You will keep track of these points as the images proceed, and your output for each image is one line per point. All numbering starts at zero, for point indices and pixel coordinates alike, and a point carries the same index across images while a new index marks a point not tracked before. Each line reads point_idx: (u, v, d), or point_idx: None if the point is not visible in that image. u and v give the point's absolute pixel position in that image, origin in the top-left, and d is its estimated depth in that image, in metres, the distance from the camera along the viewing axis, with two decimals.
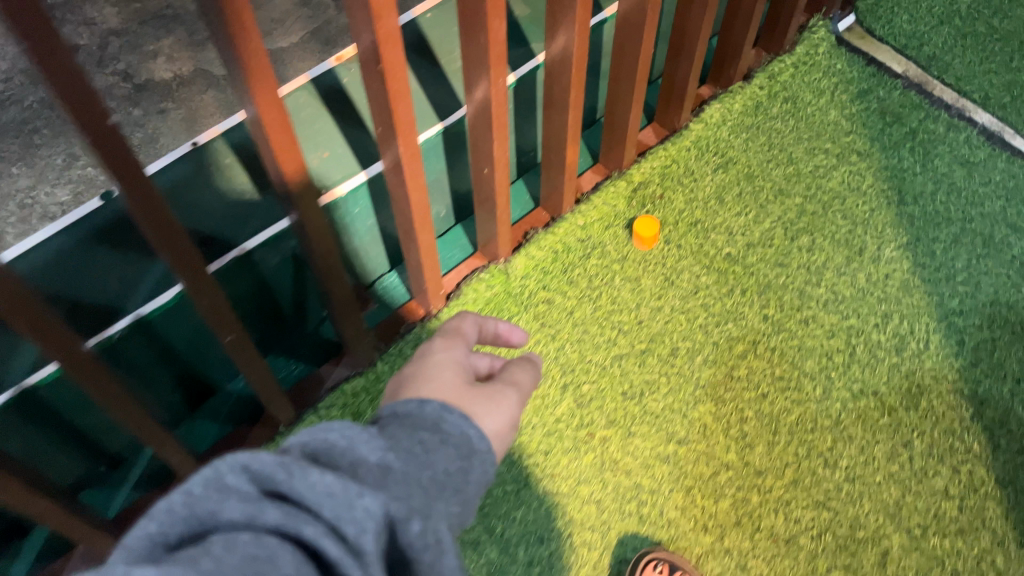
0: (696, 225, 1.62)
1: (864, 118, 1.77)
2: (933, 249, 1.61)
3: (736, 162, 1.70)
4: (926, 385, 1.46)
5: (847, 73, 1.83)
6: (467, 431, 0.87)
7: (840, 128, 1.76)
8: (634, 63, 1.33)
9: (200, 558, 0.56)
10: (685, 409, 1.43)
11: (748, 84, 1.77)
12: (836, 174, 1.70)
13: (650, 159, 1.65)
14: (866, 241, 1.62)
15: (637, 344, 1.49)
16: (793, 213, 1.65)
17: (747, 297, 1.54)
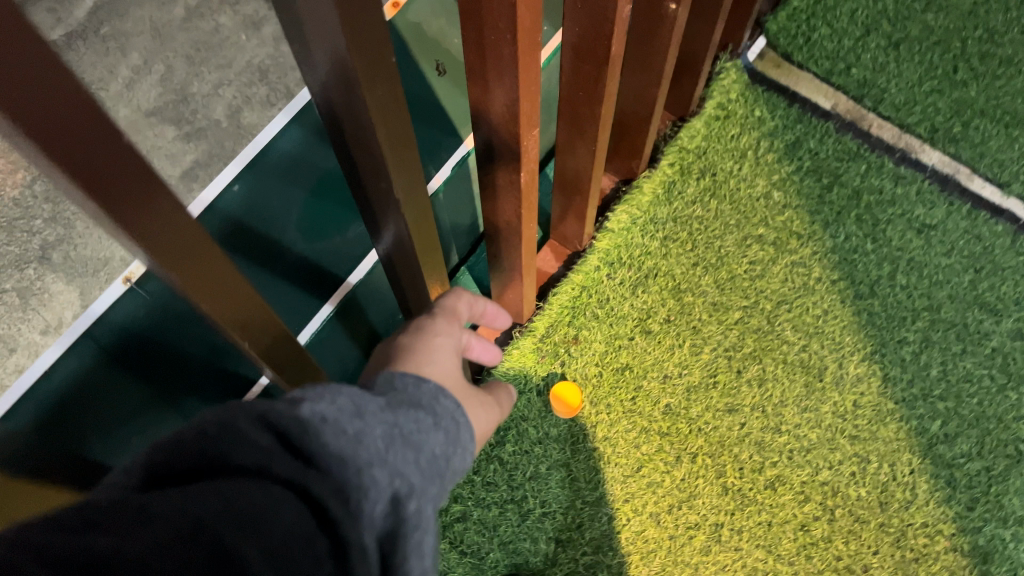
0: (623, 371, 1.78)
1: (801, 183, 1.94)
2: (899, 351, 1.78)
3: (660, 271, 1.85)
4: (921, 549, 1.63)
5: (765, 119, 1.99)
6: (463, 419, 0.95)
7: (773, 203, 1.93)
8: (519, 237, 1.46)
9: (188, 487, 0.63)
10: (648, 559, 1.64)
11: (660, 164, 1.89)
12: (776, 268, 1.86)
13: (552, 304, 1.79)
14: (793, 348, 1.79)
15: (585, 551, 1.65)
16: (733, 342, 1.80)
17: (695, 464, 1.70)
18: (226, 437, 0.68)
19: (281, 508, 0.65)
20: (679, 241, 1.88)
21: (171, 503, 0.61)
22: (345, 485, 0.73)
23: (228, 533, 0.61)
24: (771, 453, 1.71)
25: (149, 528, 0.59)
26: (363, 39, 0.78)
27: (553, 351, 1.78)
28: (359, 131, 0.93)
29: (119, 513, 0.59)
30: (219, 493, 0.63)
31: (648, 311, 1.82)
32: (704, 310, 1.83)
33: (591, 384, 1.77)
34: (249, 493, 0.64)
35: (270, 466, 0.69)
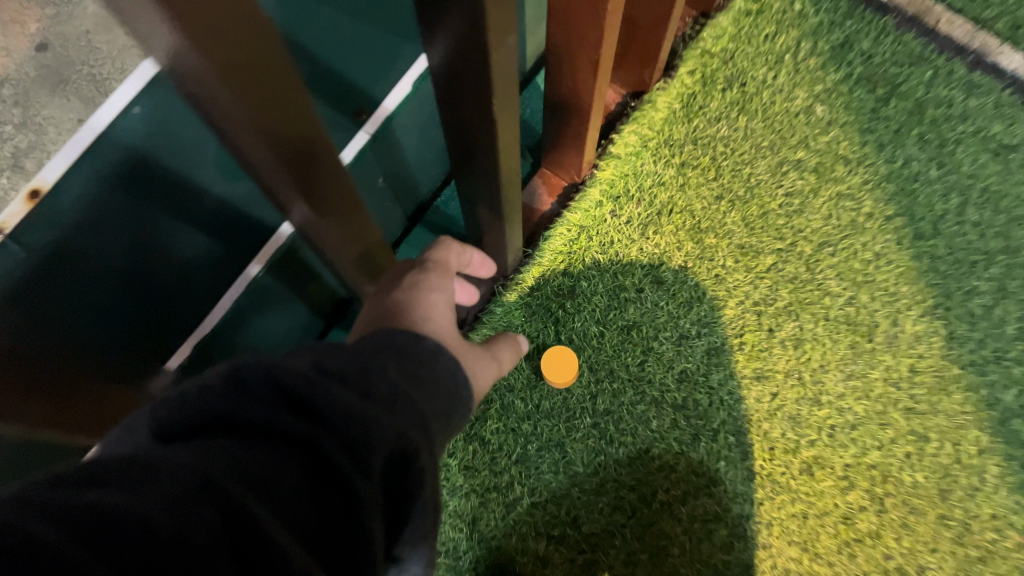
0: (629, 329, 1.46)
1: (851, 94, 1.58)
2: (968, 304, 1.46)
3: (676, 206, 1.52)
4: (990, 546, 1.34)
5: (807, 12, 1.61)
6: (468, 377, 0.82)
7: (816, 119, 1.57)
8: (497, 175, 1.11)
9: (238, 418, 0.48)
10: (657, 558, 1.35)
11: (677, 75, 1.54)
12: (817, 201, 1.52)
13: (546, 249, 1.48)
14: (836, 301, 1.47)
15: (579, 549, 1.35)
16: (764, 293, 1.48)
17: (717, 442, 1.41)
18: (237, 396, 0.49)
19: (289, 493, 0.45)
20: (699, 168, 1.54)
21: (177, 466, 0.41)
22: (385, 438, 0.53)
23: (250, 499, 0.42)
24: (808, 430, 1.41)
25: (135, 517, 0.36)
26: (211, 34, 0.48)
27: (544, 305, 1.47)
28: (239, 135, 0.60)
29: (91, 488, 0.37)
30: (232, 457, 0.44)
31: (660, 256, 1.50)
32: (729, 255, 1.50)
33: (591, 346, 1.45)
34: (265, 466, 0.45)
35: (288, 453, 0.47)
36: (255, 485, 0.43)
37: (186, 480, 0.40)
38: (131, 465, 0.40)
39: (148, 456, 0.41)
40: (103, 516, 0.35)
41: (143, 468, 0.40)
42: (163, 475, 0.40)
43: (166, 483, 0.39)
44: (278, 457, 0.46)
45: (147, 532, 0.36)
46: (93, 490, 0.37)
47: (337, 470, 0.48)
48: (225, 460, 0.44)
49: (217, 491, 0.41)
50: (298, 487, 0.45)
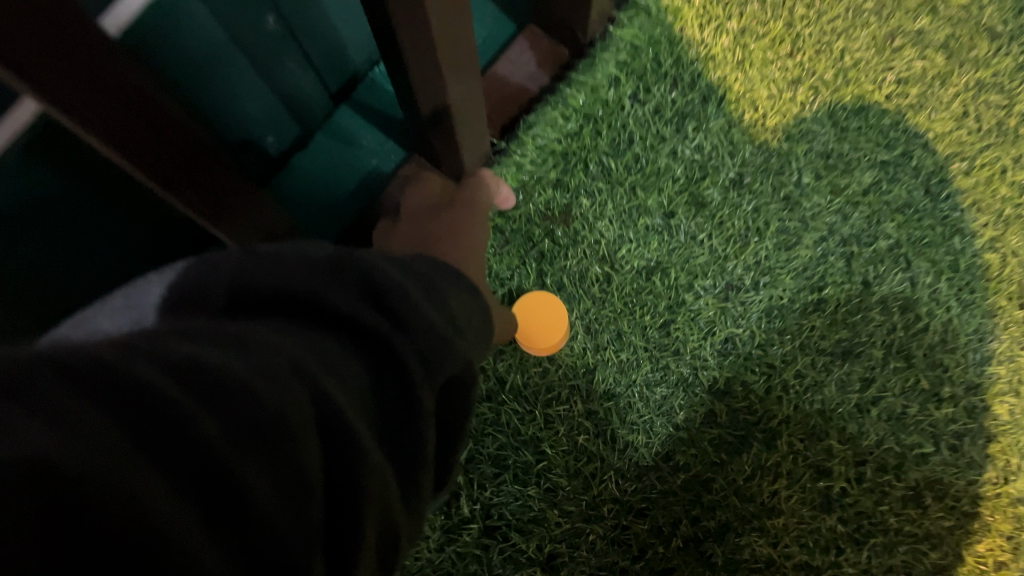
0: (650, 272, 0.96)
1: None
2: None
3: (730, 90, 1.01)
4: None
5: None
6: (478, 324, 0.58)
7: None
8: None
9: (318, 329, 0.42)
10: None
11: None
12: (946, 93, 1.00)
13: (530, 142, 0.97)
14: (970, 244, 0.96)
15: None
16: (858, 226, 0.97)
17: (777, 448, 0.91)
18: (282, 286, 0.43)
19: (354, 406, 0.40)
20: (767, 38, 1.02)
21: (226, 377, 0.32)
22: (443, 354, 0.47)
23: (339, 403, 0.38)
24: (920, 437, 0.91)
25: (241, 395, 0.32)
26: None
27: (524, 232, 0.97)
28: None
29: (146, 355, 0.30)
30: (308, 343, 0.40)
31: (702, 165, 0.99)
32: (808, 167, 0.99)
33: (590, 296, 0.96)
34: (314, 374, 0.37)
35: (348, 369, 0.41)
36: (318, 408, 0.36)
37: (213, 400, 0.31)
38: (136, 363, 0.29)
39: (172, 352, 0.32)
40: (154, 424, 0.28)
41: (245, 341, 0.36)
42: (251, 357, 0.35)
43: (258, 389, 0.33)
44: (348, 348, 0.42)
45: (239, 432, 0.31)
46: (146, 364, 0.30)
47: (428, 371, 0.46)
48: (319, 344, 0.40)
49: (292, 406, 0.34)
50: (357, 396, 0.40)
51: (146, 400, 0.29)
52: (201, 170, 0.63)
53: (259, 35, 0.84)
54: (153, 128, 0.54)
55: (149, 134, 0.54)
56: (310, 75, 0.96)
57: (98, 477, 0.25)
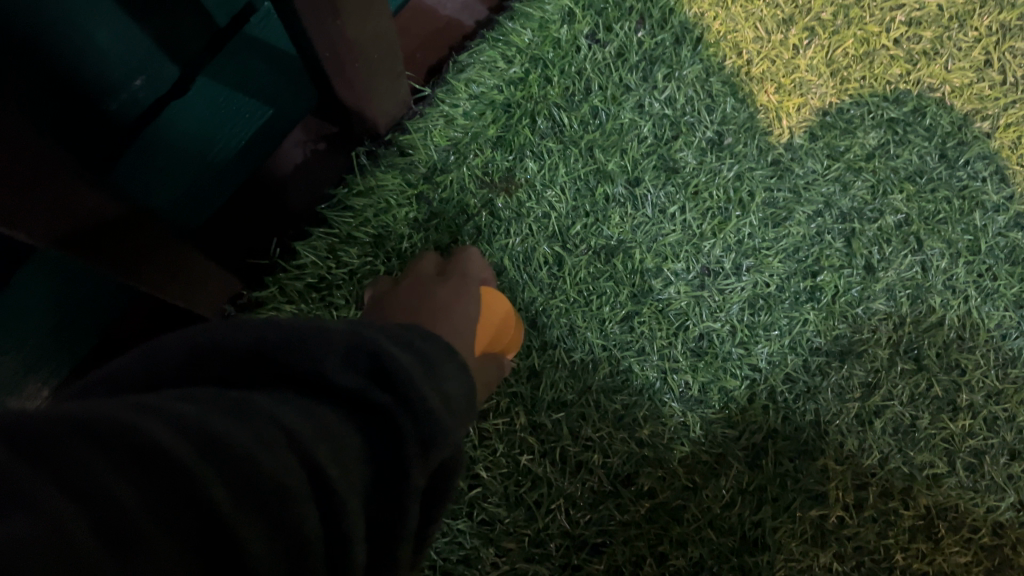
0: (610, 253, 0.78)
1: None
2: None
3: (710, 30, 0.82)
4: None
5: None
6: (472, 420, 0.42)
7: None
8: None
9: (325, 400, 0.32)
10: None
11: None
12: (965, 38, 0.83)
13: (465, 87, 0.77)
14: (993, 221, 0.80)
15: None
16: (861, 196, 0.80)
17: (765, 469, 0.75)
18: (303, 333, 0.34)
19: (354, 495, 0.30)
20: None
21: (234, 443, 0.26)
22: (452, 436, 0.36)
23: (340, 485, 0.30)
24: (931, 454, 0.75)
25: (249, 468, 0.26)
26: None
27: (457, 201, 0.77)
28: None
29: (158, 416, 0.25)
30: (310, 412, 0.31)
31: (674, 121, 0.81)
32: (800, 126, 0.81)
33: (538, 283, 0.77)
34: (325, 455, 0.29)
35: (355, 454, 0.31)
36: (323, 486, 0.29)
37: (220, 464, 0.25)
38: (147, 420, 0.25)
39: (182, 414, 0.26)
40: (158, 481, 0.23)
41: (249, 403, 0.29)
42: (260, 428, 0.28)
43: (262, 461, 0.27)
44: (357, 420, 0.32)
45: (239, 500, 0.25)
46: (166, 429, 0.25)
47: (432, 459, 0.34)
48: (320, 409, 0.31)
49: (300, 484, 0.28)
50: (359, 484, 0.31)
51: (156, 458, 0.24)
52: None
53: None
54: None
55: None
56: None
57: (102, 550, 0.21)
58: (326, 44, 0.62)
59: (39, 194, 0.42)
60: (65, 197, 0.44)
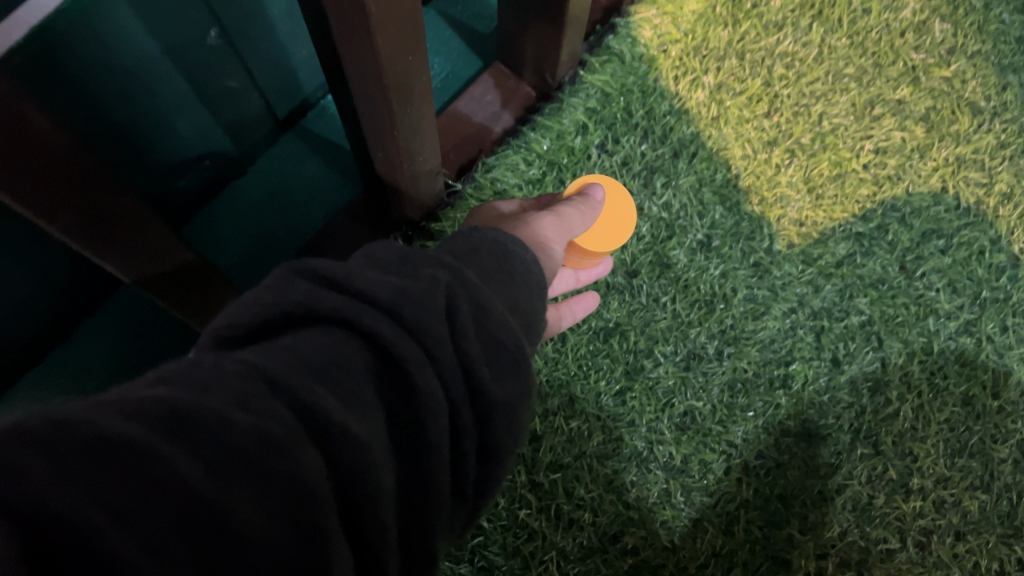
0: (609, 334, 0.90)
1: (986, 11, 1.03)
2: None
3: (704, 147, 0.95)
4: None
5: None
6: (532, 263, 0.49)
7: (935, 41, 1.01)
8: (400, 41, 0.58)
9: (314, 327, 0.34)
10: None
11: None
12: (925, 167, 0.96)
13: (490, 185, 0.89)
14: (945, 326, 0.91)
15: None
16: (830, 299, 0.91)
17: (738, 530, 0.84)
18: (278, 287, 0.36)
19: (365, 415, 0.33)
20: (744, 96, 0.97)
21: (208, 413, 0.27)
22: (431, 306, 0.37)
23: (338, 412, 0.31)
24: (884, 530, 0.85)
25: (227, 430, 0.27)
26: None
27: None
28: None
29: (123, 410, 0.26)
30: (295, 356, 0.32)
31: (670, 224, 0.93)
32: (780, 234, 0.93)
33: (543, 356, 0.88)
34: (316, 394, 0.31)
35: (356, 381, 0.33)
36: (319, 423, 0.30)
37: (198, 441, 0.27)
38: (108, 418, 0.26)
39: (146, 400, 0.27)
40: (128, 470, 0.24)
41: (222, 366, 0.30)
42: (236, 388, 0.29)
43: (240, 422, 0.28)
44: (351, 349, 0.34)
45: (223, 465, 0.27)
46: (125, 418, 0.26)
47: (449, 370, 0.36)
48: (310, 344, 0.33)
49: (290, 431, 0.29)
50: (367, 407, 0.33)
51: (118, 452, 0.25)
52: (130, 231, 0.50)
53: (197, 49, 0.80)
54: (58, 180, 0.42)
55: (57, 187, 0.42)
56: (253, 95, 0.91)
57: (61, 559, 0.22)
58: (381, 145, 0.75)
59: (160, 267, 0.57)
60: (174, 269, 0.59)
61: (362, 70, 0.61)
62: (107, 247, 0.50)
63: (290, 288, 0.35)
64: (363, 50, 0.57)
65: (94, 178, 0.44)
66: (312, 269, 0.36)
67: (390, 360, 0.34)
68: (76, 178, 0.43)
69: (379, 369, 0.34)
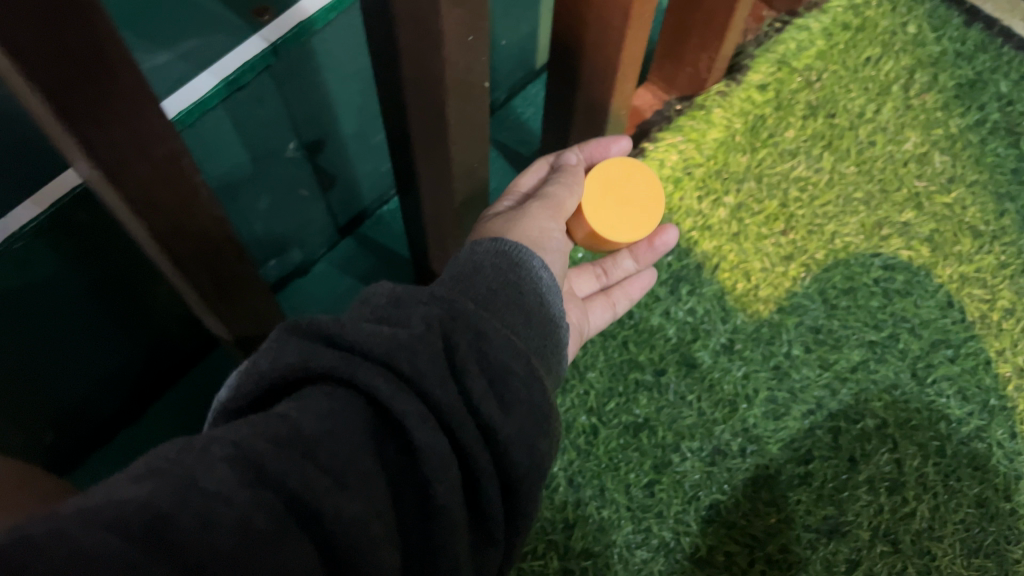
0: (640, 429, 0.96)
1: (983, 145, 1.14)
2: None
3: (726, 260, 1.05)
4: None
5: (923, 43, 1.20)
6: (540, 269, 0.65)
7: (935, 171, 1.12)
8: (469, 153, 0.69)
9: (320, 366, 0.43)
10: None
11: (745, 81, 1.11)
12: (932, 282, 1.04)
13: None
14: (957, 430, 0.97)
15: None
16: (846, 402, 0.97)
17: None
18: (282, 349, 0.44)
19: (360, 482, 0.40)
20: (762, 215, 1.07)
21: (184, 518, 0.34)
22: (427, 343, 0.45)
23: (323, 489, 0.38)
24: None
25: (203, 533, 0.34)
26: (95, 116, 0.38)
27: None
28: (174, 225, 0.48)
29: (109, 521, 0.32)
30: (293, 425, 0.40)
31: (694, 327, 1.01)
32: (798, 340, 1.01)
33: (576, 447, 0.95)
34: (296, 482, 0.38)
35: (354, 442, 0.41)
36: (298, 506, 0.38)
37: (173, 546, 0.33)
38: (89, 536, 0.31)
39: (130, 508, 0.33)
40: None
41: (211, 453, 0.38)
42: (215, 486, 0.36)
43: (219, 520, 0.35)
44: (349, 405, 0.42)
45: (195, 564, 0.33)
46: (107, 536, 0.32)
47: (459, 417, 0.44)
48: (312, 404, 0.42)
49: (265, 523, 0.36)
50: (364, 473, 0.40)
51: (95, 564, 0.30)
52: (237, 302, 0.61)
53: (279, 161, 0.91)
54: (208, 262, 0.54)
55: (204, 269, 0.54)
56: (321, 204, 1.03)
57: None
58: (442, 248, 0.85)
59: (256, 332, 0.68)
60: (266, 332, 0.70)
61: (432, 178, 0.71)
62: (225, 311, 0.60)
63: (287, 352, 0.44)
64: (437, 160, 0.68)
65: (227, 253, 0.54)
66: (311, 330, 0.45)
67: (386, 412, 0.42)
68: (217, 263, 0.54)
69: (376, 423, 0.43)
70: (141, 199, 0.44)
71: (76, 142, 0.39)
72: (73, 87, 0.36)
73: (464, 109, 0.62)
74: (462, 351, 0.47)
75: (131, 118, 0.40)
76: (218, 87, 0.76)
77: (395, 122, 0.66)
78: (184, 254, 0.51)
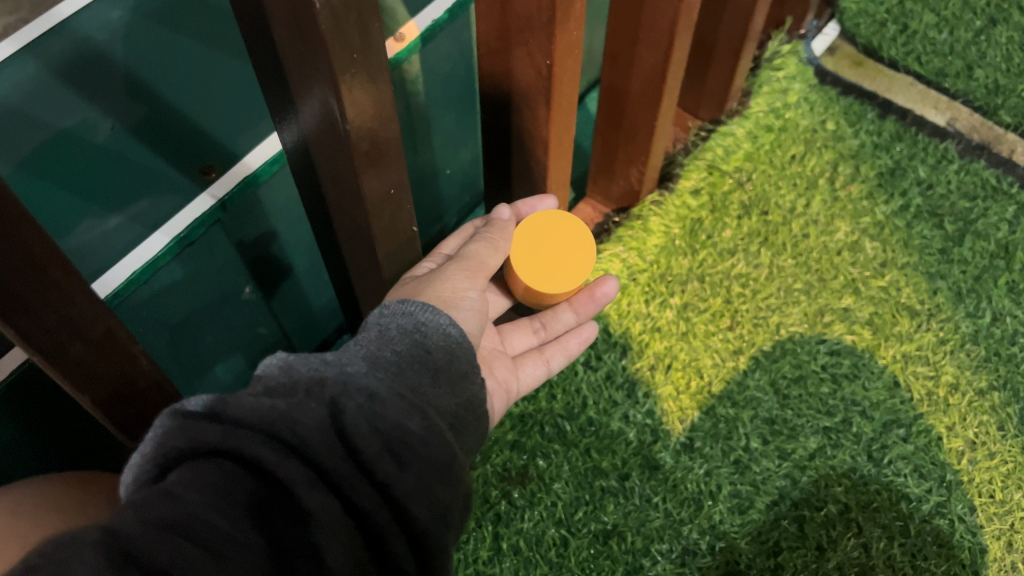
0: (608, 536, 0.97)
1: (909, 228, 1.20)
2: None
3: (678, 359, 1.08)
4: None
5: (840, 137, 1.28)
6: (448, 328, 0.64)
7: (867, 257, 1.17)
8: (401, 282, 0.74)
9: (208, 440, 0.44)
10: None
11: (678, 187, 1.17)
12: (876, 364, 1.08)
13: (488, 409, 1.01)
14: (918, 509, 0.98)
15: None
16: (807, 489, 0.99)
17: None
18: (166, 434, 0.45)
19: (239, 555, 0.40)
20: (708, 312, 1.12)
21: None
22: (308, 410, 0.47)
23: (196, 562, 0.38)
24: None
25: None
26: (39, 311, 0.45)
27: (482, 492, 0.98)
28: (114, 385, 0.55)
29: None
30: (176, 501, 0.41)
31: (654, 429, 1.03)
32: (755, 432, 1.03)
33: (548, 561, 0.95)
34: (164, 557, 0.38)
35: (238, 515, 0.42)
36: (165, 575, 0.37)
37: None
38: None
39: None
40: None
41: (83, 539, 0.37)
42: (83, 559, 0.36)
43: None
44: (236, 477, 0.43)
45: None
46: None
47: (353, 482, 0.46)
48: (198, 480, 0.42)
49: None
50: (242, 545, 0.41)
51: None
52: None
53: (233, 304, 0.94)
54: (144, 410, 0.60)
55: (140, 417, 0.60)
56: (279, 338, 1.06)
57: None
58: None
59: None
60: None
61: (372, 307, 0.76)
62: None
63: (172, 435, 0.45)
64: (374, 293, 0.73)
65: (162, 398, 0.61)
66: (195, 412, 0.46)
67: (277, 481, 0.44)
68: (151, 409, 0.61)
69: (260, 498, 0.43)
70: (80, 370, 0.51)
71: (22, 336, 0.45)
72: (19, 293, 0.43)
73: (394, 250, 0.67)
74: (353, 413, 0.49)
75: (70, 306, 0.47)
76: (169, 245, 0.83)
77: (337, 264, 0.71)
78: (121, 409, 0.57)
